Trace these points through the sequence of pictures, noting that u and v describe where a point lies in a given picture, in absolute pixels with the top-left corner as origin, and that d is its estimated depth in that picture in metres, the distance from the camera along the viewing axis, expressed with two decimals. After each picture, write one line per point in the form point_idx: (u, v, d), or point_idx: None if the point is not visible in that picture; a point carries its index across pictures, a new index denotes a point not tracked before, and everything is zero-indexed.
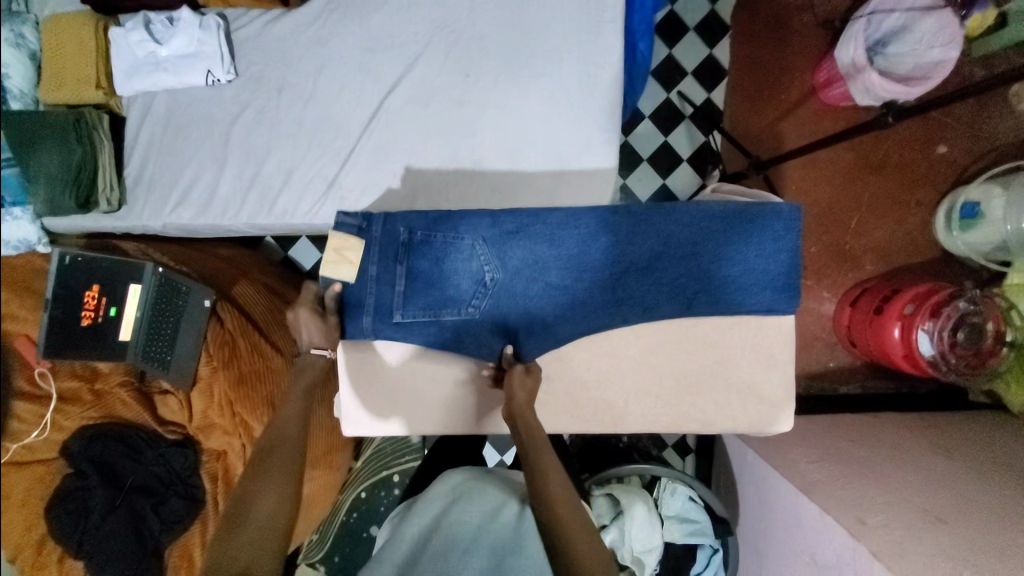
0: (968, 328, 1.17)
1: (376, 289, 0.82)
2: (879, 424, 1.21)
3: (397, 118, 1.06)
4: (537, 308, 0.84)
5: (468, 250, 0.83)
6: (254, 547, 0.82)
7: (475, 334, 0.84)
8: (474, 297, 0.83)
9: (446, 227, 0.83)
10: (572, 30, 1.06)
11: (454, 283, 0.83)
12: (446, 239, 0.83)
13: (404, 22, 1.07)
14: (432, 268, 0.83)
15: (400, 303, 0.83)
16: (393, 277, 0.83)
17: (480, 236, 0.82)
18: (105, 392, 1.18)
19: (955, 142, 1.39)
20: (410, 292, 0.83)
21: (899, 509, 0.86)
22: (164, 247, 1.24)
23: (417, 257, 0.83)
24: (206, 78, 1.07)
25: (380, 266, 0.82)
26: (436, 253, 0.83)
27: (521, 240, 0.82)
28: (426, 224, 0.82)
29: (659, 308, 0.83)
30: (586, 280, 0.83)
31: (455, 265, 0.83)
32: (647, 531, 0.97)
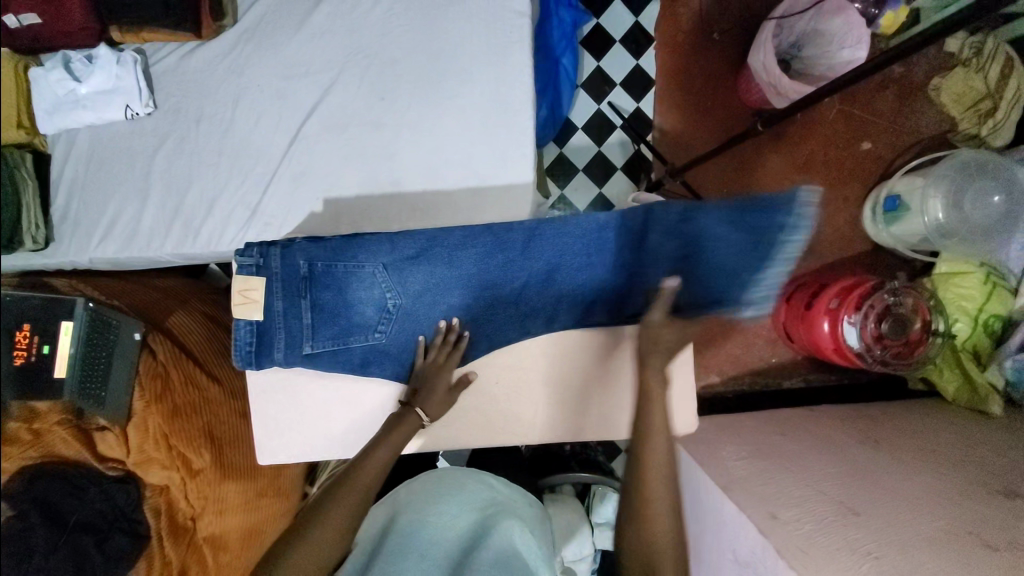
0: (893, 319, 1.19)
1: (282, 322, 0.83)
2: (815, 419, 1.23)
3: (314, 145, 1.07)
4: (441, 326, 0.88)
5: (372, 277, 0.86)
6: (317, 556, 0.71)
7: (383, 356, 0.88)
8: (380, 322, 0.87)
9: (351, 255, 0.85)
10: (482, 51, 1.07)
11: (359, 310, 0.86)
12: (348, 268, 0.85)
13: (318, 49, 1.08)
14: (334, 298, 0.85)
15: (307, 331, 0.84)
16: (298, 308, 0.84)
17: (381, 263, 0.86)
18: (43, 431, 1.08)
19: (879, 138, 1.42)
20: (315, 321, 0.85)
21: (814, 503, 0.88)
22: (96, 281, 1.24)
23: (321, 284, 0.85)
24: (125, 112, 1.09)
25: (284, 299, 0.83)
26: (342, 282, 0.85)
27: (420, 265, 0.87)
28: (327, 254, 0.84)
29: (557, 317, 0.91)
30: (483, 298, 0.88)
31: (360, 292, 0.86)
32: (576, 540, 0.97)
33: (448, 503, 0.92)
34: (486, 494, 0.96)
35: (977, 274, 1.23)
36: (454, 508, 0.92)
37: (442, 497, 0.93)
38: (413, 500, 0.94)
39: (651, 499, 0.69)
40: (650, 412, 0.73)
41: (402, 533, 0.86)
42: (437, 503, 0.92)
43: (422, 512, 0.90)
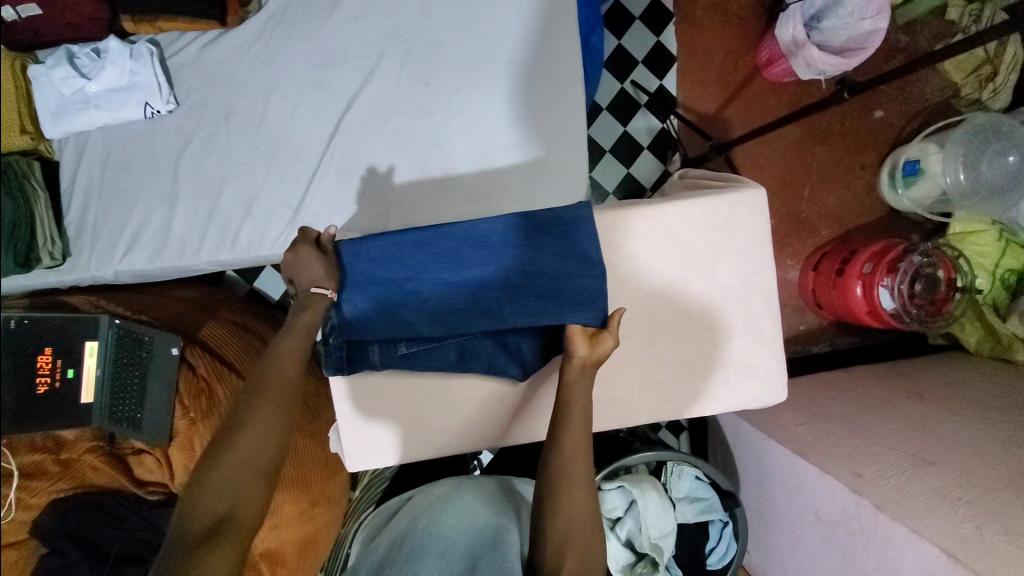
0: (925, 279, 1.24)
1: (372, 321, 0.82)
2: (855, 379, 1.29)
3: (359, 135, 1.01)
4: (568, 317, 0.79)
5: (433, 261, 0.82)
6: (232, 494, 0.66)
7: (479, 350, 0.84)
8: (469, 309, 0.82)
9: (401, 245, 0.83)
10: (527, 31, 1.03)
11: (449, 299, 0.82)
12: (429, 256, 0.82)
13: (353, 34, 1.02)
14: (419, 287, 0.82)
15: (384, 327, 0.83)
16: (382, 302, 0.82)
17: (463, 249, 0.82)
18: (73, 460, 1.12)
19: (889, 106, 1.48)
20: (407, 316, 0.83)
21: (890, 458, 0.92)
22: (118, 296, 1.16)
23: (374, 279, 0.82)
24: (144, 110, 1.00)
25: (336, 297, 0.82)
26: (397, 271, 0.82)
27: (485, 251, 0.82)
28: (373, 247, 0.83)
29: (664, 297, 0.83)
30: (594, 287, 0.79)
31: (425, 278, 0.82)
32: (661, 516, 0.98)
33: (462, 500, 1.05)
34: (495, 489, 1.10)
35: (990, 232, 1.31)
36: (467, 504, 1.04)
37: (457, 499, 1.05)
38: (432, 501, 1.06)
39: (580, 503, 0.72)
40: (577, 421, 0.74)
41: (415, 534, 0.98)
42: (452, 504, 1.05)
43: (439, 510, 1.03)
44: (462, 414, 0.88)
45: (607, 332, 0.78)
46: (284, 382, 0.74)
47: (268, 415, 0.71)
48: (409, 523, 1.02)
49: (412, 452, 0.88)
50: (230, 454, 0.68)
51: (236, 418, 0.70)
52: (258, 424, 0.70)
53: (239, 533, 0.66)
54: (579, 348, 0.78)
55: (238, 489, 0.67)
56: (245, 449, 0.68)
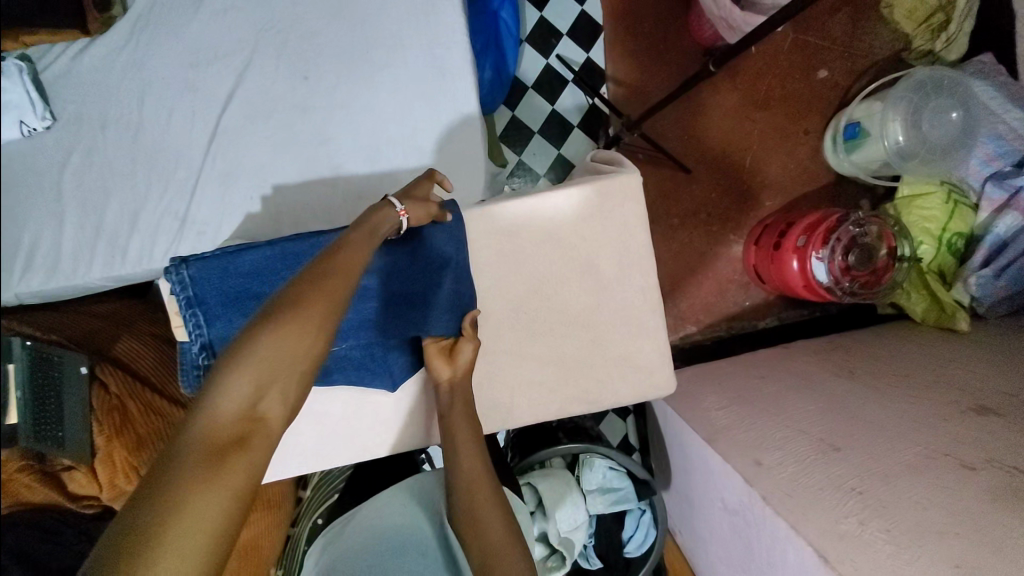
0: (859, 249, 1.18)
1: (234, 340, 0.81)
2: (793, 355, 1.24)
3: (240, 138, 0.97)
4: (441, 328, 0.76)
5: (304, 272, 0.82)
6: (260, 392, 0.57)
7: (343, 362, 0.77)
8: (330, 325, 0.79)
9: (272, 258, 0.81)
10: (409, 15, 0.98)
11: None
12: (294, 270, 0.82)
13: (225, 31, 0.97)
14: None
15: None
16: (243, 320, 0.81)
17: None
18: (5, 480, 1.09)
19: (834, 63, 1.39)
20: None
21: (796, 444, 0.88)
22: (32, 316, 1.16)
23: (247, 295, 0.81)
24: (19, 129, 0.97)
25: (209, 318, 0.81)
26: (269, 284, 0.82)
27: None
28: (245, 261, 0.81)
29: (541, 293, 0.80)
30: (459, 290, 0.76)
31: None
32: (570, 509, 0.97)
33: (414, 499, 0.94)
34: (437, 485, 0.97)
35: (938, 193, 1.24)
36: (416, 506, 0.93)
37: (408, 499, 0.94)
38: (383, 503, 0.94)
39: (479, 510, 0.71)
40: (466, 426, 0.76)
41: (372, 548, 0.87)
42: (399, 505, 0.93)
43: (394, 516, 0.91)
44: (345, 425, 0.85)
45: (466, 339, 0.77)
46: (342, 279, 0.63)
47: (315, 312, 0.60)
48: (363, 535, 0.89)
49: (296, 468, 0.85)
50: (257, 350, 0.57)
51: (282, 305, 0.59)
52: (302, 319, 0.59)
53: (266, 439, 0.57)
54: (440, 368, 0.77)
55: (262, 390, 0.58)
56: (281, 348, 0.58)
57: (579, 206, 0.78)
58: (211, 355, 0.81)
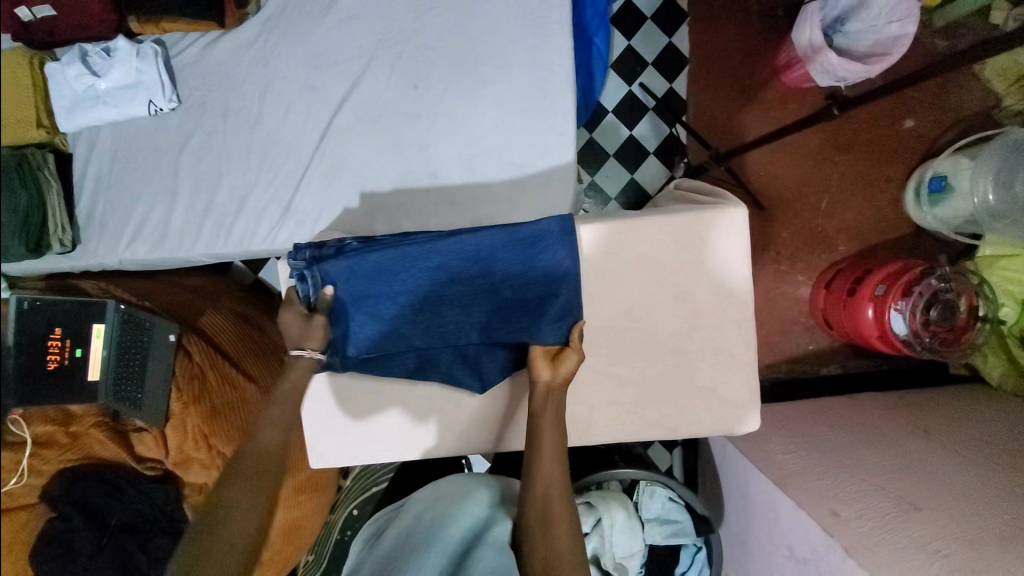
0: (941, 305, 1.16)
1: (354, 338, 0.77)
2: (860, 406, 1.22)
3: (347, 135, 1.03)
4: (539, 335, 0.78)
5: (431, 275, 0.78)
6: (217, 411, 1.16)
7: (439, 361, 0.82)
8: (449, 325, 0.79)
9: (398, 259, 0.77)
10: (521, 32, 1.02)
11: (431, 312, 0.79)
12: (420, 269, 0.78)
13: (347, 35, 1.03)
14: (406, 303, 0.78)
15: (383, 343, 0.79)
16: (365, 317, 0.78)
17: (450, 263, 0.78)
18: (80, 433, 1.18)
19: (922, 115, 1.38)
20: (387, 331, 0.78)
21: (872, 498, 0.86)
22: (126, 283, 1.23)
23: (372, 296, 0.77)
24: (148, 108, 1.05)
25: (335, 318, 0.77)
26: (395, 285, 0.78)
27: (482, 265, 0.78)
28: (369, 262, 0.76)
29: (633, 312, 0.81)
30: (567, 300, 0.78)
31: (424, 292, 0.78)
32: (627, 536, 0.96)
33: (471, 497, 0.91)
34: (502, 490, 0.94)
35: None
36: (472, 504, 0.90)
37: (463, 496, 0.92)
38: (437, 496, 0.93)
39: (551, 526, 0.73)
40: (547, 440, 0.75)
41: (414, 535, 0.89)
42: (452, 504, 0.91)
43: (445, 509, 0.90)
44: (424, 422, 0.88)
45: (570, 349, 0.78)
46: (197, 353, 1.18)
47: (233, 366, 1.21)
48: (413, 521, 0.92)
49: (374, 455, 0.88)
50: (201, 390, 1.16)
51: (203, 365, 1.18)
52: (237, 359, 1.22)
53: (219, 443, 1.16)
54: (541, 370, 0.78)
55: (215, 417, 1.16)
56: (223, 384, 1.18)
57: (692, 235, 0.80)
58: (332, 349, 0.78)
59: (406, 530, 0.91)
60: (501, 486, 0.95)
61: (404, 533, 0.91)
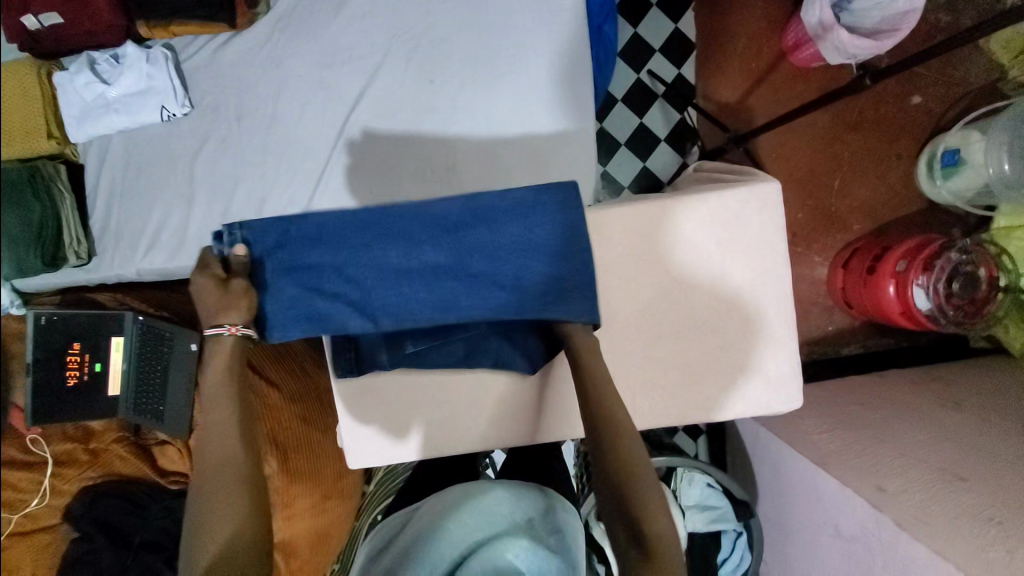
0: (963, 278, 1.16)
1: (285, 307, 0.76)
2: (886, 384, 1.22)
3: (365, 132, 1.02)
4: (553, 314, 0.73)
5: (375, 247, 0.76)
6: None
7: (486, 348, 0.83)
8: (380, 300, 0.76)
9: (346, 224, 0.77)
10: (535, 21, 1.01)
11: (369, 286, 0.76)
12: (373, 239, 0.76)
13: (360, 32, 1.03)
14: (353, 275, 0.76)
15: (311, 317, 0.76)
16: (301, 286, 0.76)
17: (404, 234, 0.77)
18: (101, 450, 1.13)
19: (929, 90, 1.39)
20: (324, 302, 0.76)
21: (915, 471, 0.86)
22: (141, 293, 1.21)
23: (306, 264, 0.76)
24: (161, 114, 1.03)
25: (265, 287, 0.76)
26: (336, 257, 0.76)
27: (440, 234, 0.77)
28: (312, 225, 0.76)
29: (671, 293, 0.80)
30: (536, 270, 0.76)
31: (363, 263, 0.76)
32: (670, 523, 0.96)
33: (474, 505, 0.79)
34: (525, 502, 0.82)
35: None
36: (470, 516, 0.78)
37: (468, 504, 0.81)
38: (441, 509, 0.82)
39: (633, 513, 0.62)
40: (583, 421, 0.69)
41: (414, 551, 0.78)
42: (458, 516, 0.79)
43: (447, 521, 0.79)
44: (462, 415, 0.89)
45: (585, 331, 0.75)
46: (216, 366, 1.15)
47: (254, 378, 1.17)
48: (415, 535, 0.81)
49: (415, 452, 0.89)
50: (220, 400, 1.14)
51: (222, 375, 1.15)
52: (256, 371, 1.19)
53: None
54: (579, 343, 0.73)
55: None
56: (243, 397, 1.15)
57: (726, 210, 0.79)
58: (260, 317, 0.76)
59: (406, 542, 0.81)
60: (525, 498, 0.82)
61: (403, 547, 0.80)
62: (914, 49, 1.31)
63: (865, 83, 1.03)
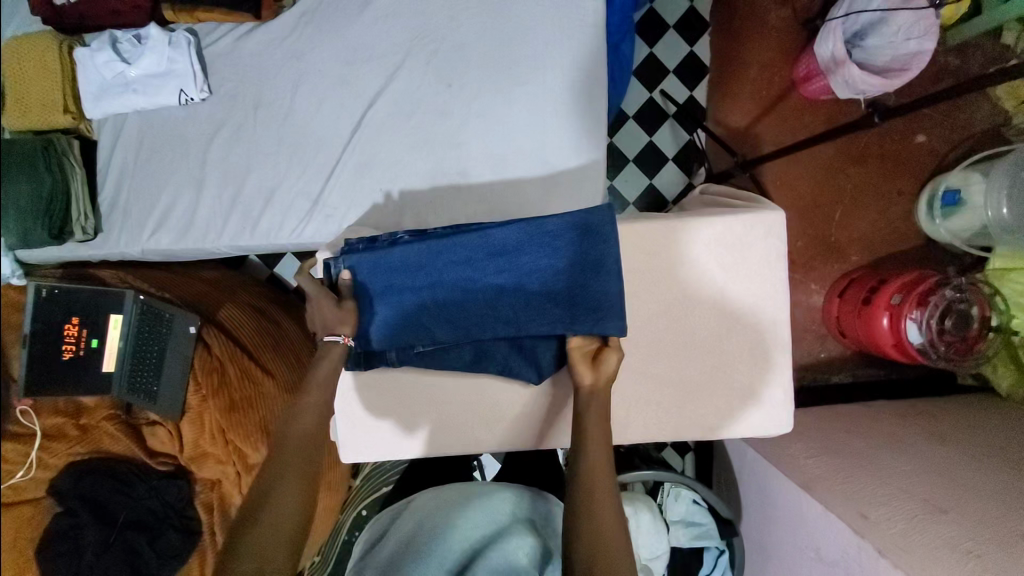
0: (955, 315, 1.19)
1: (387, 327, 0.83)
2: (875, 414, 1.23)
3: (380, 131, 1.03)
4: (594, 330, 0.77)
5: (451, 272, 0.81)
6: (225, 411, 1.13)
7: (493, 351, 0.85)
8: (463, 322, 0.82)
9: (423, 253, 0.81)
10: (555, 33, 1.03)
11: (454, 308, 0.82)
12: (447, 266, 0.81)
13: (383, 33, 1.04)
14: (437, 299, 0.82)
15: (403, 332, 0.83)
16: (396, 307, 0.83)
17: (475, 260, 0.81)
18: (91, 426, 1.13)
19: (934, 130, 1.42)
20: (417, 322, 0.83)
21: (899, 501, 0.87)
22: (143, 272, 1.22)
23: (395, 288, 0.83)
24: (178, 97, 1.04)
25: (364, 308, 0.83)
26: (421, 277, 0.82)
27: (503, 260, 0.81)
28: (395, 258, 0.82)
29: (670, 311, 0.82)
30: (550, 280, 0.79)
31: (440, 287, 0.82)
32: (654, 537, 0.96)
33: (477, 504, 0.85)
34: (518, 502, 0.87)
35: None
36: (477, 511, 0.84)
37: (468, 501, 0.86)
38: (440, 505, 0.86)
39: (613, 532, 0.68)
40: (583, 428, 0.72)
41: (418, 541, 0.81)
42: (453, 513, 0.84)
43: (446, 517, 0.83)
44: (458, 417, 0.89)
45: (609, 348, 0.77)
46: (215, 348, 1.15)
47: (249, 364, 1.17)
48: (415, 527, 0.84)
49: (408, 450, 0.90)
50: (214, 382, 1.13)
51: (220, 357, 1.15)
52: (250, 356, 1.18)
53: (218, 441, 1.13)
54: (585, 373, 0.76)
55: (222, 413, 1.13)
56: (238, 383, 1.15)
57: (730, 232, 0.81)
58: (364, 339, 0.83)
59: (409, 536, 0.83)
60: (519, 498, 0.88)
61: (405, 539, 0.83)
62: (921, 89, 1.34)
63: (874, 122, 1.04)
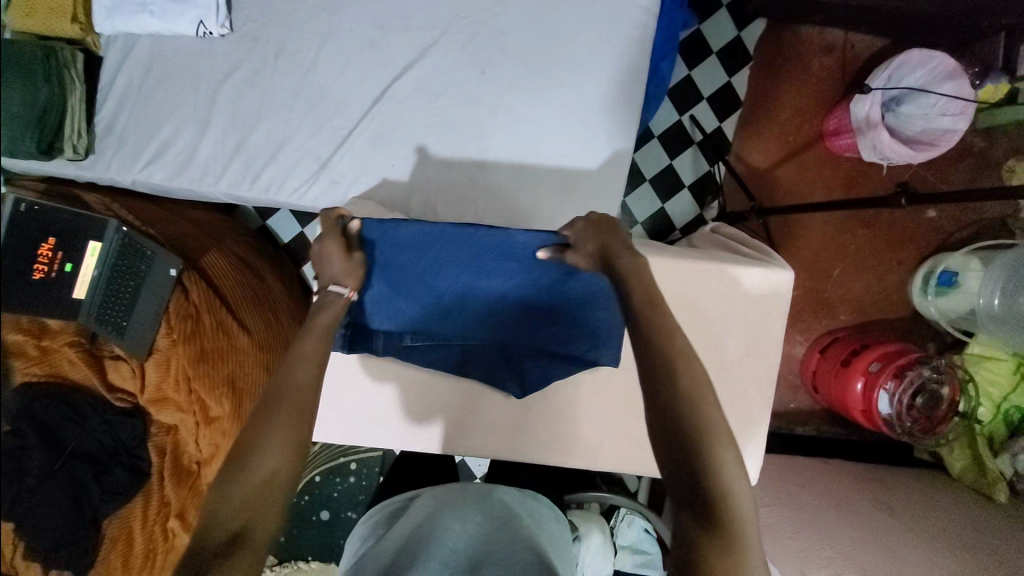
0: (928, 395, 1.19)
1: (382, 312, 0.84)
2: (833, 472, 1.27)
3: (401, 106, 0.99)
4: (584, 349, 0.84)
5: (462, 265, 0.84)
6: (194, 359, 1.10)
7: (480, 357, 0.86)
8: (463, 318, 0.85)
9: (435, 234, 0.84)
10: (600, 39, 0.99)
11: (456, 303, 0.85)
12: (455, 261, 0.84)
13: (424, 4, 0.99)
14: (440, 291, 0.85)
15: (397, 317, 0.85)
16: (399, 290, 0.84)
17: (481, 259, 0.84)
18: (52, 349, 1.07)
19: (945, 208, 1.42)
20: (416, 313, 0.85)
21: (839, 565, 0.90)
22: (130, 202, 1.17)
23: (399, 266, 0.84)
24: (197, 29, 0.98)
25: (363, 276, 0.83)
26: (418, 267, 0.85)
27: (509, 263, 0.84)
28: (404, 233, 0.83)
29: None
30: None
31: (445, 281, 0.85)
32: (599, 558, 0.98)
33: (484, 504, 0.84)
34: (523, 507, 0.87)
35: (1008, 362, 1.25)
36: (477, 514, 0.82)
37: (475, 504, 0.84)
38: (441, 506, 0.83)
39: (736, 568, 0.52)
40: None
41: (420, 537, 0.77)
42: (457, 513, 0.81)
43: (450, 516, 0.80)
44: (433, 414, 0.89)
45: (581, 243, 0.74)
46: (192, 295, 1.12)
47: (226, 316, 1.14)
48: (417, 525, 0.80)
49: (377, 437, 0.90)
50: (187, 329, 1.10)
51: (197, 304, 1.12)
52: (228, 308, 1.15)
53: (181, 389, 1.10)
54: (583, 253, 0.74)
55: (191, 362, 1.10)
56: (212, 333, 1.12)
57: (735, 283, 0.81)
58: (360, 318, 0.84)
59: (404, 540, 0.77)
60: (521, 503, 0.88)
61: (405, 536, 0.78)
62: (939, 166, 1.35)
63: (901, 202, 1.03)
